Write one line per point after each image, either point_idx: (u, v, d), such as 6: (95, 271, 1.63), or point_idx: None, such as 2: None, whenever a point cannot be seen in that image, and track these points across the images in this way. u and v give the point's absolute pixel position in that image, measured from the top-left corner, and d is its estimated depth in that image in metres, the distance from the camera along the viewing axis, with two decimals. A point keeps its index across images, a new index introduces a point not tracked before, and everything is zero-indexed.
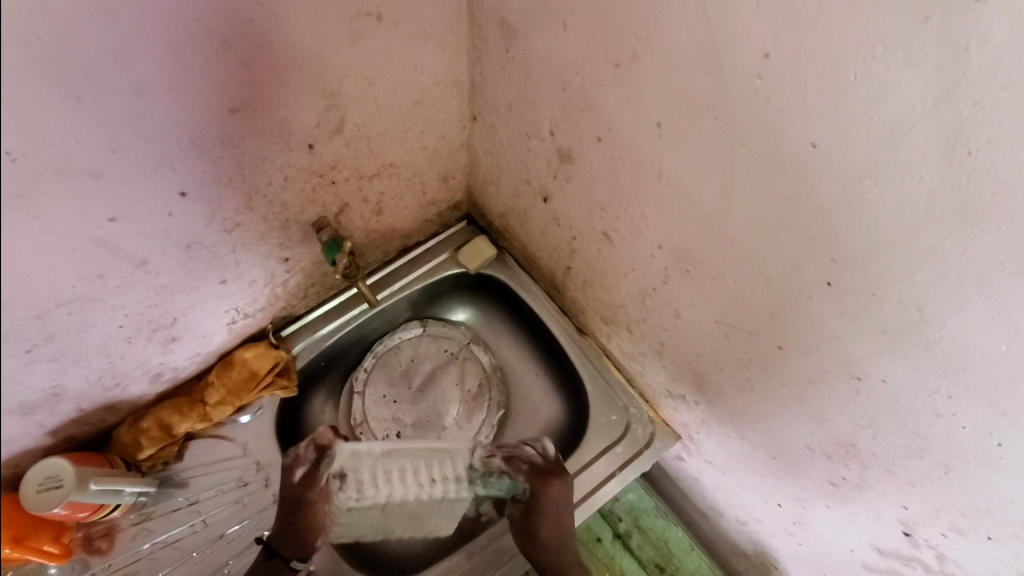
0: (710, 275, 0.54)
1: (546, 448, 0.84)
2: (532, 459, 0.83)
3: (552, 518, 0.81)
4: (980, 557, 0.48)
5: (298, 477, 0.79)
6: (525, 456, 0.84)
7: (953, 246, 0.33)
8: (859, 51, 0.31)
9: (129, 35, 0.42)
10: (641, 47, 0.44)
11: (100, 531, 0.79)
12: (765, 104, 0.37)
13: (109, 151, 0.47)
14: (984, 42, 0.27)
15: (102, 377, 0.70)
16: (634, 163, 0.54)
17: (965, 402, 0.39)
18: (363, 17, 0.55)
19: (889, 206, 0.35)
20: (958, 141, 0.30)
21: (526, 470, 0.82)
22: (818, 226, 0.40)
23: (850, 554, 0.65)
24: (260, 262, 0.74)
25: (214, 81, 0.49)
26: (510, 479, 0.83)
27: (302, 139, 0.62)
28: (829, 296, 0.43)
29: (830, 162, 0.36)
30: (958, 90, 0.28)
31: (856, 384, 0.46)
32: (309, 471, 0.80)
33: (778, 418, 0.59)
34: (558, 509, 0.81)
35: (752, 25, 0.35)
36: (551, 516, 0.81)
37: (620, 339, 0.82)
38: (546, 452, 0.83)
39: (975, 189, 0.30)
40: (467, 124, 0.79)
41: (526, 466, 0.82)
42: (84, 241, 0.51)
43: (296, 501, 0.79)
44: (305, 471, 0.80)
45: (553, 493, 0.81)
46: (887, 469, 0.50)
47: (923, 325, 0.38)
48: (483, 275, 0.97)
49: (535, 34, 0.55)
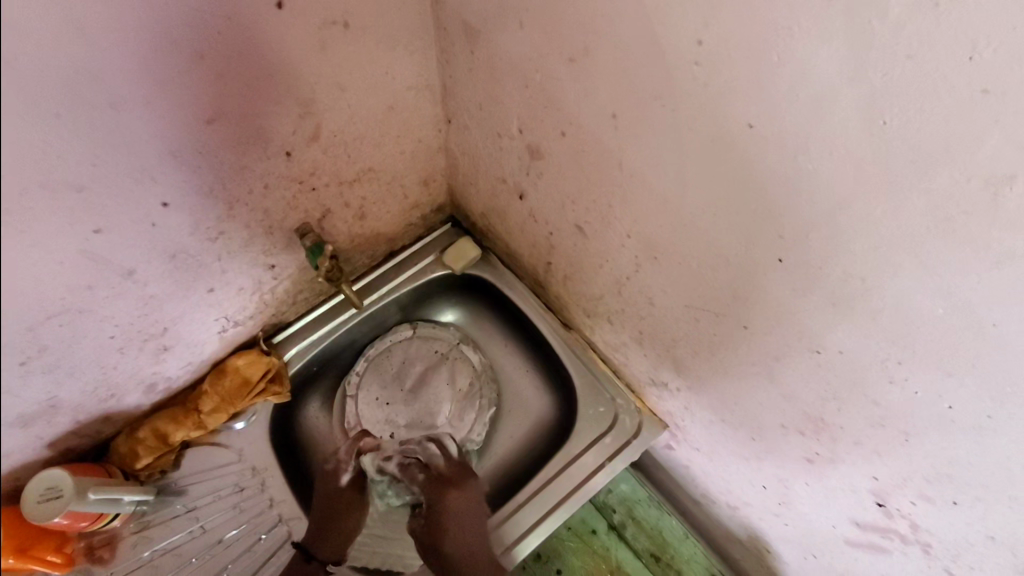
0: (676, 259, 0.56)
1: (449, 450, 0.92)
2: (430, 460, 0.90)
3: (451, 531, 0.85)
4: (949, 524, 0.49)
5: (345, 481, 0.89)
6: (424, 457, 0.91)
7: (883, 215, 0.35)
8: (779, 32, 0.33)
9: (101, 51, 0.44)
10: (590, 42, 0.46)
11: (103, 540, 0.80)
12: (703, 89, 0.39)
13: (90, 164, 0.49)
14: (885, 16, 0.28)
15: (97, 388, 0.72)
16: (596, 155, 0.55)
17: (914, 366, 0.40)
18: (330, 25, 0.57)
19: (823, 178, 0.36)
20: (874, 112, 0.31)
21: (421, 479, 0.90)
22: (761, 202, 0.42)
23: (833, 531, 0.66)
24: (246, 270, 0.76)
25: (188, 93, 0.51)
26: (421, 480, 0.89)
27: (279, 147, 0.64)
28: (782, 272, 0.45)
29: (767, 141, 0.38)
30: (868, 64, 0.30)
31: (817, 358, 0.48)
32: (353, 474, 0.90)
33: (752, 398, 0.61)
34: (458, 521, 0.85)
35: (685, 13, 0.37)
36: (450, 530, 0.85)
37: (604, 331, 0.83)
38: (448, 456, 0.91)
39: (893, 157, 0.32)
40: (443, 126, 0.81)
41: (421, 474, 0.90)
42: (71, 253, 0.53)
43: (337, 507, 0.87)
44: (350, 475, 0.90)
45: (451, 501, 0.87)
46: (855, 440, 0.51)
47: (868, 293, 0.39)
48: (469, 276, 0.99)
49: (495, 36, 0.57)
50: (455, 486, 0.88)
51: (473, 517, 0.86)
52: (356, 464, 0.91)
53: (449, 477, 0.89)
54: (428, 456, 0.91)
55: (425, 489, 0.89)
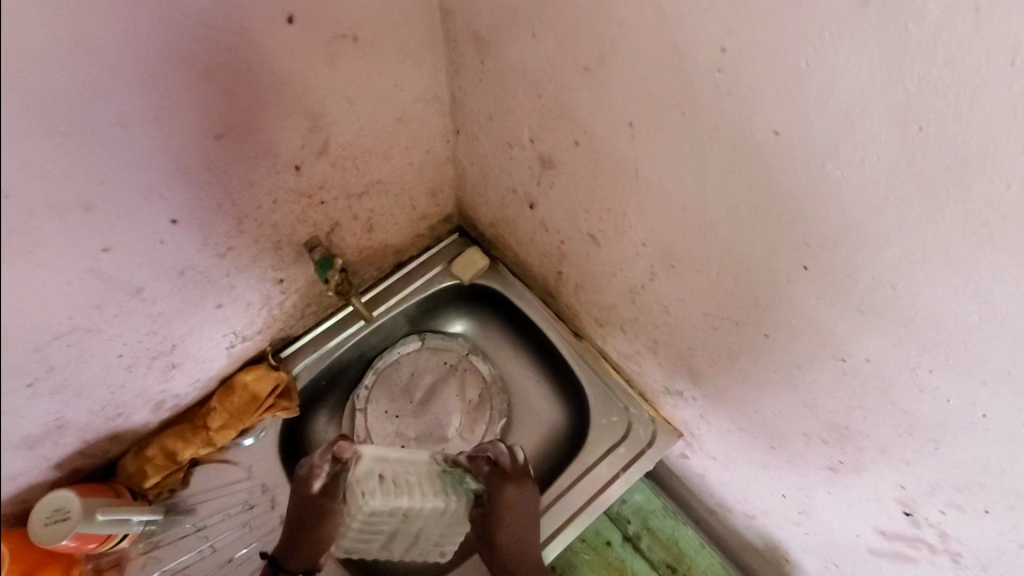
0: (694, 268, 0.55)
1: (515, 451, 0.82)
2: (499, 458, 0.81)
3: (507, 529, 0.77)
4: (980, 533, 0.48)
5: (319, 487, 0.73)
6: (497, 454, 0.82)
7: (915, 223, 0.34)
8: (808, 38, 0.32)
9: (113, 69, 0.43)
10: (607, 51, 0.45)
11: (110, 562, 0.79)
12: (727, 96, 0.39)
13: (99, 183, 0.49)
14: (922, 21, 0.28)
15: (104, 408, 0.71)
16: (612, 163, 0.55)
17: (946, 374, 0.40)
18: (339, 38, 0.56)
19: (853, 186, 0.36)
20: (909, 118, 0.31)
21: (486, 471, 0.80)
22: (788, 210, 0.41)
23: (856, 540, 0.65)
24: (254, 284, 0.75)
25: (198, 108, 0.51)
26: (485, 473, 0.80)
27: (288, 161, 0.63)
28: (807, 279, 0.44)
29: (794, 148, 0.37)
30: (903, 69, 0.30)
31: (842, 366, 0.47)
32: (330, 482, 0.74)
33: (772, 406, 0.60)
34: (524, 517, 0.78)
35: (708, 20, 0.36)
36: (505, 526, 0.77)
37: (616, 340, 0.82)
38: (516, 456, 0.81)
39: (930, 163, 0.31)
40: (451, 136, 0.80)
41: (487, 466, 0.81)
42: (79, 273, 0.53)
43: (312, 514, 0.73)
44: (325, 484, 0.74)
45: (509, 496, 0.78)
46: (881, 449, 0.50)
47: (898, 301, 0.39)
48: (478, 286, 0.99)
49: (507, 45, 0.56)
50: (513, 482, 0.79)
51: (525, 519, 0.78)
52: (333, 469, 0.75)
53: (511, 475, 0.79)
54: (498, 453, 0.82)
55: (488, 481, 0.79)
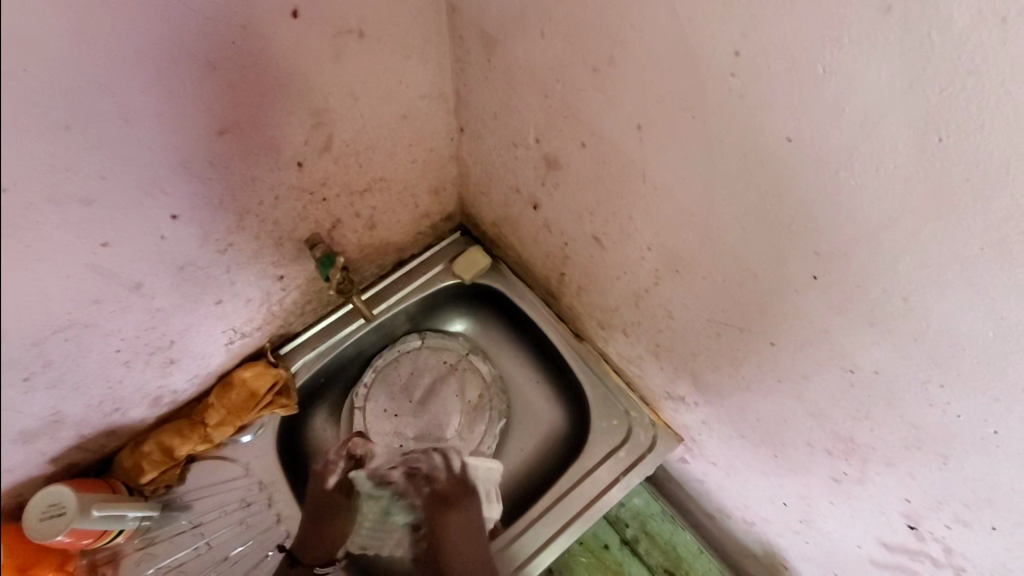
0: (700, 273, 0.54)
1: (454, 464, 0.89)
2: (433, 471, 0.88)
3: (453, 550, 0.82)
4: (986, 549, 0.47)
5: (332, 482, 0.88)
6: (432, 470, 0.88)
7: (931, 234, 0.33)
8: (826, 44, 0.32)
9: (115, 63, 0.43)
10: (617, 52, 0.44)
11: (105, 558, 0.79)
12: (740, 101, 0.38)
13: (99, 177, 0.48)
14: (946, 29, 0.27)
15: (102, 403, 0.70)
16: (619, 166, 0.54)
17: (957, 389, 0.39)
18: (345, 34, 0.55)
19: (866, 195, 0.35)
20: (928, 128, 0.30)
21: (426, 492, 0.87)
22: (799, 218, 0.40)
23: (857, 551, 0.64)
24: (254, 281, 0.74)
25: (201, 103, 0.50)
26: (425, 497, 0.87)
27: (291, 158, 0.63)
28: (815, 288, 0.43)
29: (807, 156, 0.37)
30: (924, 78, 0.29)
31: (850, 377, 0.46)
32: (341, 476, 0.89)
33: (776, 414, 0.59)
34: (460, 542, 0.82)
35: (723, 23, 0.35)
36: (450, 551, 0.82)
37: (618, 343, 0.82)
38: (451, 472, 0.88)
39: (948, 175, 0.31)
40: (455, 134, 0.79)
41: (426, 487, 0.87)
42: (77, 267, 0.52)
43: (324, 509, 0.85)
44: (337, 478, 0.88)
45: (450, 518, 0.84)
46: (887, 461, 0.50)
47: (910, 313, 0.38)
48: (479, 285, 0.98)
49: (515, 44, 0.55)
50: (451, 504, 0.85)
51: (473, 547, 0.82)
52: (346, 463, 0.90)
53: (451, 496, 0.86)
54: (433, 465, 0.89)
55: (428, 506, 0.86)
